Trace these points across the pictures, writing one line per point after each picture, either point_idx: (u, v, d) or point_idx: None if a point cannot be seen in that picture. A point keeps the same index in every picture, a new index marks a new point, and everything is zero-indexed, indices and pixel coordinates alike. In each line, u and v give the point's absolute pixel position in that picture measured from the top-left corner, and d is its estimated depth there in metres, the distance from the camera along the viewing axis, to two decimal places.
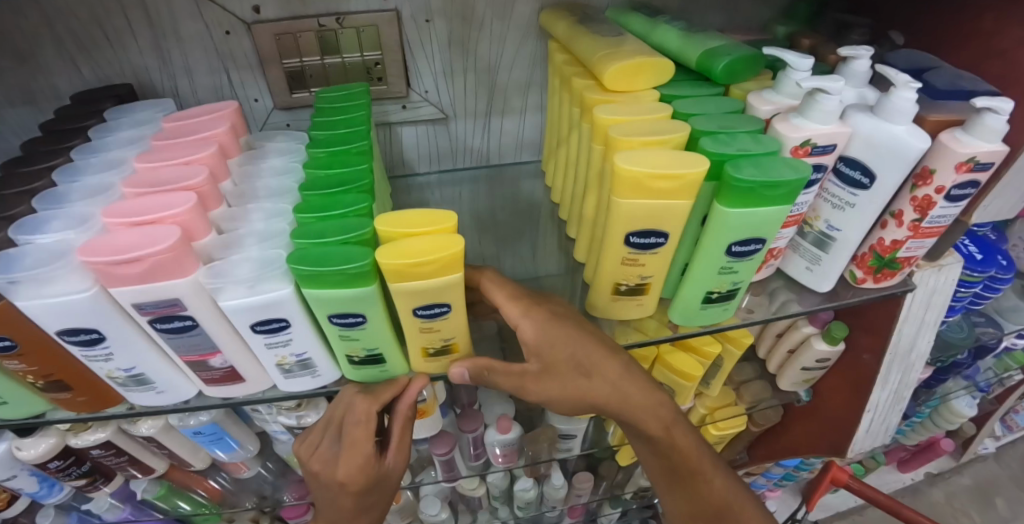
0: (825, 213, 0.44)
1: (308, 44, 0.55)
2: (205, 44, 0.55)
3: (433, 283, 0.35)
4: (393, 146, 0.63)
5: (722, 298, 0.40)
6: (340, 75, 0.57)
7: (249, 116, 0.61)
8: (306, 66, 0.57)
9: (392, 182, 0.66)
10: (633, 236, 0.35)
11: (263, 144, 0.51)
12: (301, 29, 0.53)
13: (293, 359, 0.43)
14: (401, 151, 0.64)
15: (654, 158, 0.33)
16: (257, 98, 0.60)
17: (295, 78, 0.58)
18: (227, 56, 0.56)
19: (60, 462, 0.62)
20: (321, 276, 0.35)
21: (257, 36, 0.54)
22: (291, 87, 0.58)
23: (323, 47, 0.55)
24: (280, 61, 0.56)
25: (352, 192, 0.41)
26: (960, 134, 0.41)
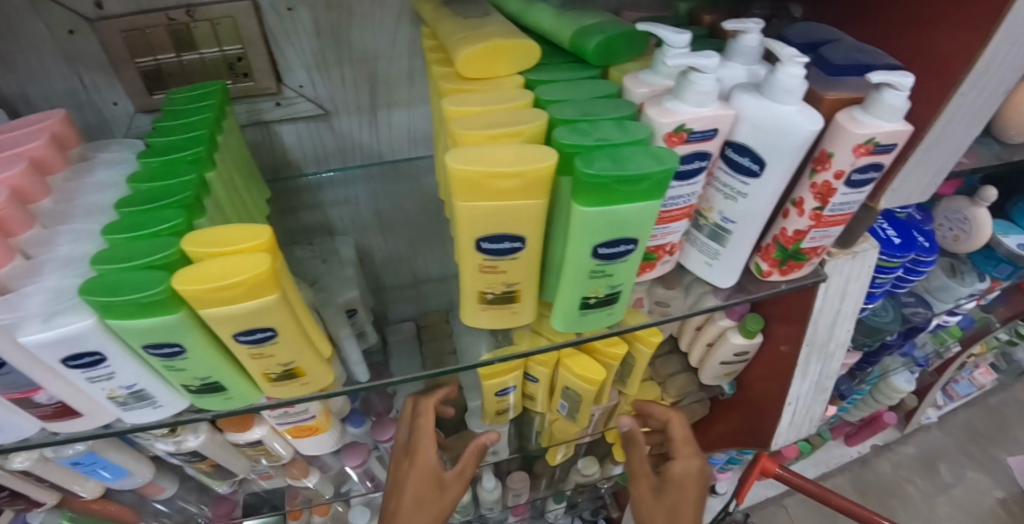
0: (717, 203, 0.40)
1: (160, 40, 0.48)
2: (45, 46, 0.46)
3: (247, 306, 0.30)
4: (274, 146, 0.57)
5: (602, 302, 0.37)
6: (201, 73, 0.51)
7: (111, 121, 0.53)
8: (162, 64, 0.49)
9: (278, 185, 0.60)
10: (484, 242, 0.31)
11: (96, 155, 0.45)
12: (151, 24, 0.46)
13: (125, 392, 0.38)
14: (284, 151, 0.58)
15: (494, 154, 0.29)
16: (115, 102, 0.52)
17: (152, 79, 0.50)
18: (76, 60, 0.48)
19: None
20: (111, 307, 0.30)
21: (102, 34, 0.46)
22: (150, 89, 0.51)
23: (177, 43, 0.48)
24: (132, 61, 0.49)
25: (174, 205, 0.36)
26: (858, 114, 0.37)
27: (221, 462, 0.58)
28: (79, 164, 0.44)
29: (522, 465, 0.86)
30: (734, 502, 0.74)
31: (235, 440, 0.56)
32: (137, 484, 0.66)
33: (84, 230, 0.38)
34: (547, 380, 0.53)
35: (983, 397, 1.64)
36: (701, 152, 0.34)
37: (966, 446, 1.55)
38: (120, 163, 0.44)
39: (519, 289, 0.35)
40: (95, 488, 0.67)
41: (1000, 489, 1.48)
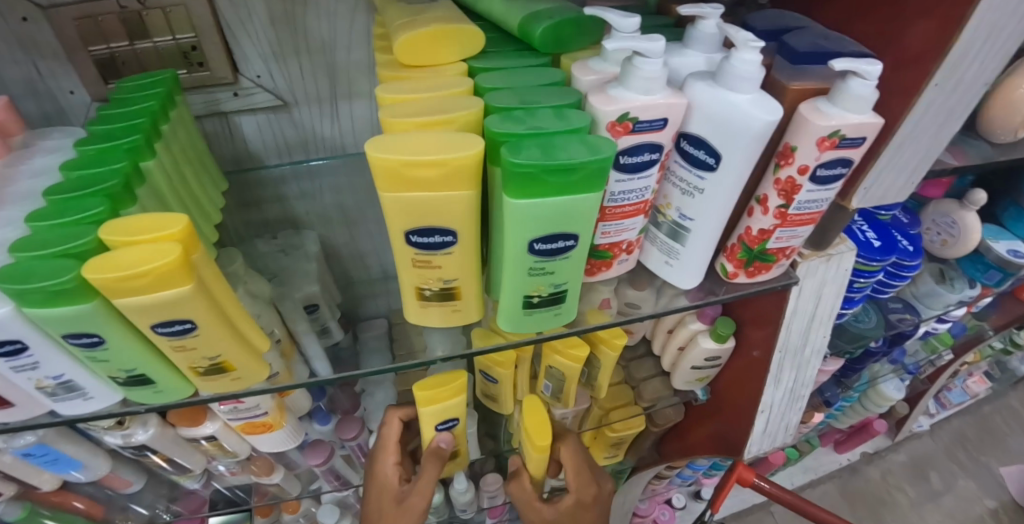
0: (675, 199, 0.38)
1: (114, 29, 0.46)
2: None
3: (158, 296, 0.28)
4: (234, 138, 0.56)
5: (547, 301, 0.35)
6: (157, 62, 0.49)
7: (68, 110, 0.52)
8: (117, 53, 0.47)
9: (238, 178, 0.58)
10: (413, 235, 0.29)
11: (37, 142, 0.43)
12: (101, 12, 0.44)
13: (53, 382, 0.37)
14: (244, 142, 0.56)
15: (418, 141, 0.27)
16: (73, 90, 0.50)
17: (107, 67, 0.48)
18: (30, 46, 0.46)
19: None
20: (19, 295, 0.28)
21: (57, 23, 0.44)
22: (104, 78, 0.49)
23: (130, 32, 0.46)
24: (84, 48, 0.46)
25: (100, 195, 0.34)
26: (822, 105, 0.35)
27: (174, 457, 0.57)
28: (20, 153, 0.42)
29: (495, 466, 0.84)
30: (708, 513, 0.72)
31: (186, 435, 0.54)
32: (96, 477, 0.65)
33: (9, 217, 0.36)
34: (507, 381, 0.51)
35: (976, 405, 1.62)
36: (652, 142, 0.33)
37: (957, 455, 1.53)
38: (58, 150, 0.42)
39: (459, 285, 0.33)
40: (53, 480, 0.66)
41: (990, 498, 1.45)
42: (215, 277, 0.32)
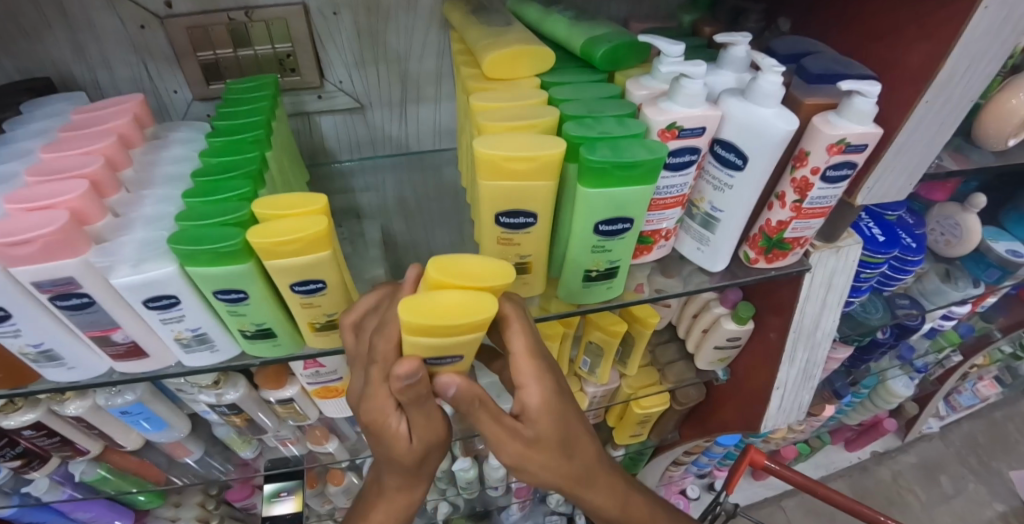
0: (708, 194, 0.45)
1: (220, 37, 0.54)
2: (120, 38, 0.54)
3: (303, 260, 0.35)
4: (313, 136, 0.64)
5: (603, 276, 0.42)
6: (254, 66, 0.57)
7: (169, 107, 0.60)
8: (220, 59, 0.56)
9: (314, 170, 0.66)
10: (502, 216, 0.37)
11: (168, 134, 0.52)
12: (211, 23, 0.52)
13: (189, 334, 0.43)
14: (322, 139, 0.64)
15: (513, 141, 0.34)
16: (175, 89, 0.59)
17: (210, 70, 0.57)
18: (144, 49, 0.55)
19: None
20: (194, 255, 0.35)
21: (170, 30, 0.53)
22: (207, 79, 0.58)
23: (234, 40, 0.54)
24: (194, 54, 0.55)
25: (239, 176, 0.42)
26: (832, 117, 0.42)
27: (254, 418, 0.65)
28: (152, 141, 0.51)
29: None
30: (725, 492, 0.78)
31: (268, 398, 0.62)
32: (173, 439, 0.72)
33: (161, 195, 0.44)
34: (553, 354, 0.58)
35: (986, 411, 1.65)
36: (691, 146, 0.40)
37: (966, 458, 1.57)
38: (192, 142, 0.51)
39: (531, 260, 0.41)
40: (136, 439, 0.73)
41: (998, 501, 1.49)
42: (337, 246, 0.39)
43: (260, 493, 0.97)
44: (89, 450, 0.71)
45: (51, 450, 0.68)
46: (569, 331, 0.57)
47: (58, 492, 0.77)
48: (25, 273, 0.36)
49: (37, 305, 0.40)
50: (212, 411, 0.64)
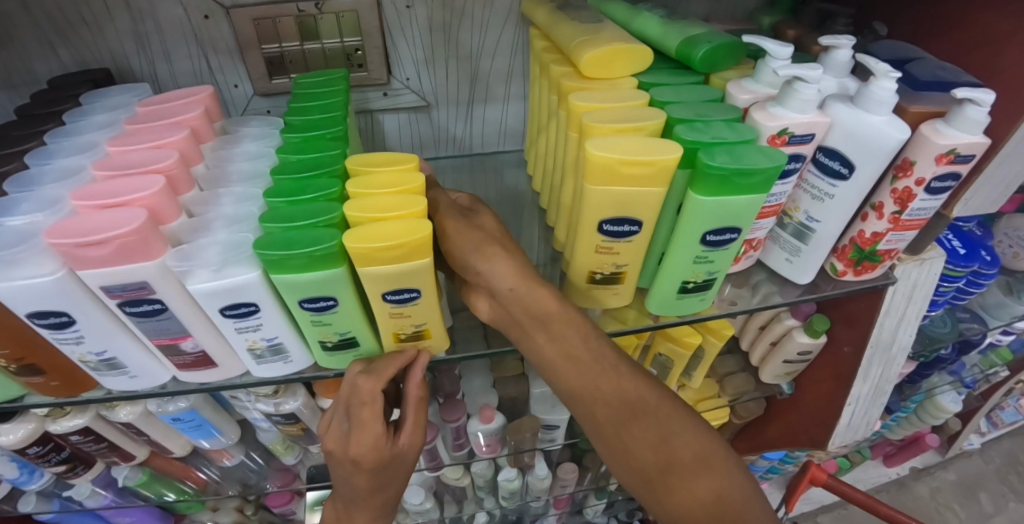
0: (804, 204, 0.43)
1: (288, 30, 0.53)
2: (183, 29, 0.53)
3: (401, 267, 0.34)
4: (374, 134, 0.63)
5: (699, 288, 0.40)
6: (321, 61, 0.55)
7: (228, 102, 0.60)
8: (286, 52, 0.55)
9: None
10: (606, 224, 0.35)
11: (238, 129, 0.51)
12: (280, 14, 0.51)
13: (264, 344, 0.41)
14: (382, 137, 0.63)
15: (627, 144, 0.33)
16: (236, 83, 0.58)
17: (274, 64, 0.56)
18: (206, 41, 0.54)
19: (39, 449, 0.60)
20: (286, 259, 0.33)
21: (236, 21, 0.52)
22: (270, 73, 0.56)
23: (302, 33, 0.53)
24: (258, 47, 0.54)
25: (323, 176, 0.40)
26: (940, 126, 0.39)
27: (309, 427, 0.63)
28: (222, 136, 0.50)
29: (571, 456, 0.89)
30: (785, 508, 0.76)
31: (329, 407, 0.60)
32: (222, 446, 0.71)
33: (236, 190, 0.43)
34: None
35: None
36: (797, 154, 0.38)
37: (1007, 476, 1.52)
38: (263, 136, 0.49)
39: (625, 271, 0.39)
40: (184, 446, 0.72)
41: None
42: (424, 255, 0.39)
43: (298, 500, 0.96)
44: (135, 456, 0.70)
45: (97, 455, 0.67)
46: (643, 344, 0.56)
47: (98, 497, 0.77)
48: (94, 276, 0.35)
49: (103, 310, 0.39)
50: (265, 419, 0.62)
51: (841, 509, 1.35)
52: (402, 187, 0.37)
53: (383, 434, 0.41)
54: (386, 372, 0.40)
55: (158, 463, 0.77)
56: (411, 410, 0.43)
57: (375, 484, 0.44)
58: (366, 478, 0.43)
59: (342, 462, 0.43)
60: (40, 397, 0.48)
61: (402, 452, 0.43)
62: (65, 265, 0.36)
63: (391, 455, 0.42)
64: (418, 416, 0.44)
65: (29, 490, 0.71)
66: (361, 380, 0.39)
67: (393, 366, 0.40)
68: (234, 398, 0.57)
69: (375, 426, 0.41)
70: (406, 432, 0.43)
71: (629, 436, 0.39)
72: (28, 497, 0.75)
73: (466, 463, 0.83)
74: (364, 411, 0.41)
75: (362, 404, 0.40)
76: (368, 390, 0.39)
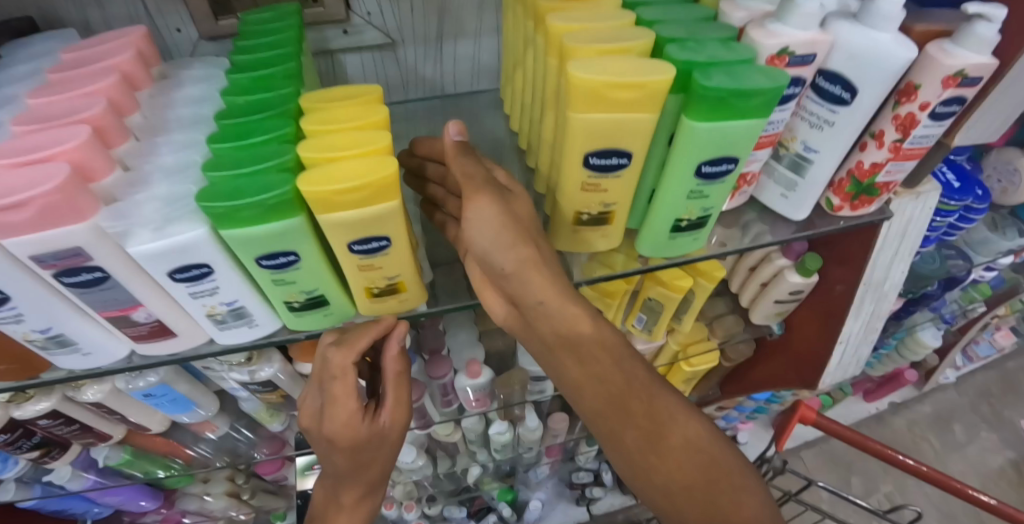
0: (801, 133, 0.40)
1: None
2: None
3: (366, 213, 0.31)
4: (337, 77, 0.58)
5: (692, 226, 0.37)
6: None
7: (170, 48, 0.54)
8: None
9: None
10: (593, 158, 0.32)
11: (179, 74, 0.46)
12: None
13: (224, 309, 0.38)
14: (346, 82, 0.58)
15: (614, 65, 0.29)
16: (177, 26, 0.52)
17: (219, 2, 0.52)
18: None
19: (7, 437, 0.57)
20: (236, 211, 0.29)
21: None
22: (216, 13, 0.52)
23: None
24: None
25: (274, 117, 0.36)
26: (948, 46, 0.36)
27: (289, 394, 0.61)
28: (162, 83, 0.45)
29: (561, 407, 0.89)
30: (774, 449, 0.76)
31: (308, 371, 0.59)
32: (202, 419, 0.69)
33: (179, 140, 0.39)
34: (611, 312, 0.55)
35: (999, 361, 1.66)
36: (798, 77, 0.35)
37: (979, 407, 1.59)
38: (207, 80, 0.44)
39: (614, 211, 0.36)
40: (162, 421, 0.70)
41: (1011, 450, 1.51)
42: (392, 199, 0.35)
43: (289, 467, 0.96)
44: (113, 435, 0.68)
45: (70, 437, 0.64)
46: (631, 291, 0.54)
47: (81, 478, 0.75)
48: (19, 245, 0.31)
49: (38, 282, 0.35)
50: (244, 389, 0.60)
51: (823, 445, 1.40)
52: (363, 123, 0.33)
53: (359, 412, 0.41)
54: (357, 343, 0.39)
55: (139, 439, 0.75)
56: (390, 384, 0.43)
57: (356, 464, 0.44)
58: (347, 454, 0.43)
59: (318, 439, 0.43)
60: None
61: (383, 430, 0.42)
62: None
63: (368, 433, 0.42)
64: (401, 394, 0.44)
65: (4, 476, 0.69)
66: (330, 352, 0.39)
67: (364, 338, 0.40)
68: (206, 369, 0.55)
69: (348, 400, 0.41)
70: (385, 408, 0.42)
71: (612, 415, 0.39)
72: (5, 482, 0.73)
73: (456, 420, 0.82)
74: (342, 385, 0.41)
75: (333, 378, 0.40)
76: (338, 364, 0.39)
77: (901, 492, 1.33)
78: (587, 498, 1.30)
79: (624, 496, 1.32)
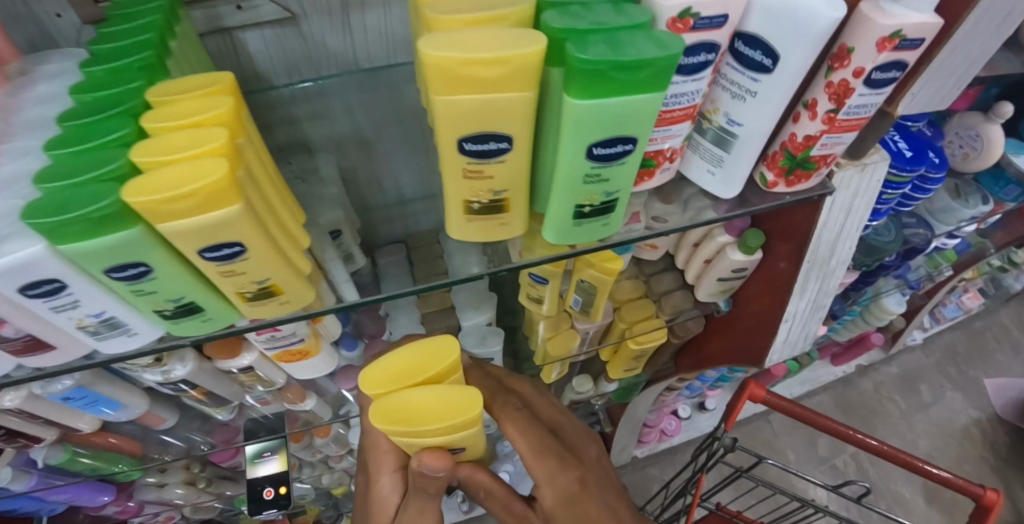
0: (723, 104, 0.36)
1: None
2: None
3: (202, 221, 0.27)
4: (237, 57, 0.50)
5: (597, 212, 0.34)
6: None
7: None
8: None
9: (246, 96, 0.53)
10: (466, 143, 0.28)
11: (36, 67, 0.40)
12: None
13: (95, 321, 0.35)
14: (250, 62, 0.51)
15: (471, 38, 0.25)
16: None
17: None
18: None
19: None
20: (58, 228, 0.26)
21: None
22: None
23: None
24: None
25: (120, 115, 0.32)
26: (885, 3, 0.32)
27: (211, 390, 0.59)
28: (19, 79, 0.40)
29: None
30: (723, 427, 0.75)
31: (224, 367, 0.55)
32: (134, 415, 0.67)
33: (36, 119, 0.36)
34: (552, 283, 0.53)
35: (967, 321, 1.68)
36: (709, 43, 0.31)
37: (945, 367, 1.61)
38: (60, 76, 0.38)
39: (508, 197, 0.32)
40: (93, 421, 0.68)
41: (973, 408, 1.55)
42: (257, 197, 0.30)
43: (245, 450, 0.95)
44: (45, 437, 0.65)
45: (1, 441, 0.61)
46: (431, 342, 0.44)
47: (24, 478, 0.71)
48: None
49: None
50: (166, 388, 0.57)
51: None
52: (196, 119, 0.29)
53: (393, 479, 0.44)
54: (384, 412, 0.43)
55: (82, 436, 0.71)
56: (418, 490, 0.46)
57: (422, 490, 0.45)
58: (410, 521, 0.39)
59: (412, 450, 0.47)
60: None
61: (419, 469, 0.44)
62: None
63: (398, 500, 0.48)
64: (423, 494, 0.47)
65: None
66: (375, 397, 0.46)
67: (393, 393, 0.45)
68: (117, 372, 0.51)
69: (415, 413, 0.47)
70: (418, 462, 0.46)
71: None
72: None
73: None
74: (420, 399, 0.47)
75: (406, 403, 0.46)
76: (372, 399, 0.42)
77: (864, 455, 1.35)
78: None
79: None
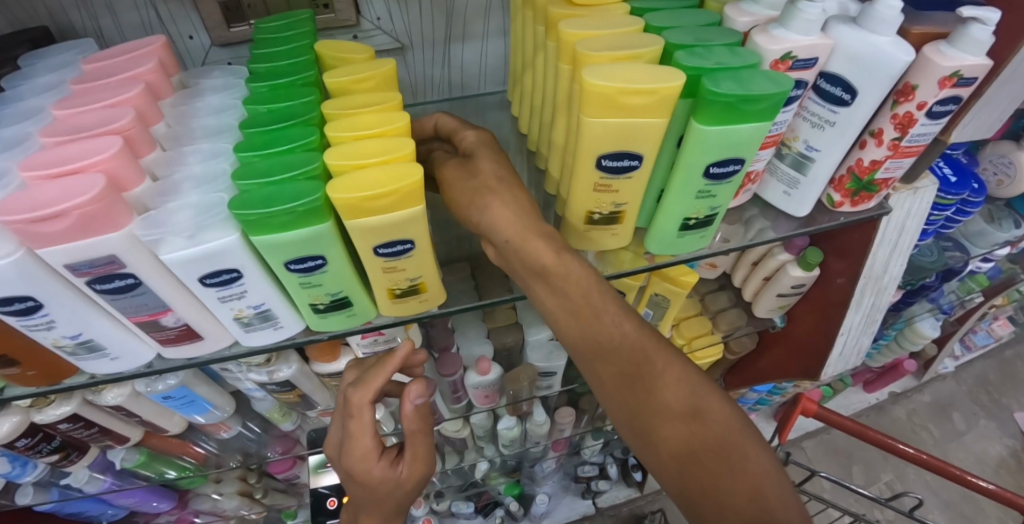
0: (803, 132, 0.42)
1: None
2: None
3: (392, 217, 0.33)
4: None
5: (700, 224, 0.39)
6: None
7: (185, 55, 0.55)
8: None
9: None
10: (605, 160, 0.34)
11: (197, 82, 0.48)
12: None
13: (251, 312, 0.39)
14: None
15: (624, 72, 0.31)
16: (191, 35, 0.54)
17: (231, 9, 0.53)
18: None
19: (27, 441, 0.52)
20: (268, 218, 0.32)
21: None
22: (228, 20, 0.53)
23: None
24: None
25: (297, 125, 0.38)
26: (944, 48, 0.37)
27: (306, 392, 0.62)
28: (181, 90, 0.47)
29: (569, 401, 0.85)
30: (778, 440, 0.76)
31: (322, 370, 0.59)
32: (216, 419, 0.65)
33: (212, 124, 0.43)
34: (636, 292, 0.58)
35: (997, 351, 1.68)
36: (799, 81, 0.38)
37: (978, 396, 1.61)
38: (227, 88, 0.47)
39: (625, 209, 0.38)
40: (179, 422, 0.66)
41: (1009, 438, 1.53)
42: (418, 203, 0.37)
43: (301, 464, 0.88)
44: (130, 437, 0.63)
45: (89, 441, 0.59)
46: (403, 351, 0.46)
47: (98, 482, 0.67)
48: (55, 254, 0.32)
49: (66, 286, 0.35)
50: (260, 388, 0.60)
51: (824, 435, 1.40)
52: (379, 131, 0.36)
53: (375, 448, 0.46)
54: (373, 384, 0.45)
55: (154, 441, 0.68)
56: (415, 445, 0.48)
57: (408, 475, 0.48)
58: (379, 461, 0.46)
59: (369, 468, 0.46)
60: (21, 388, 0.44)
61: (394, 474, 0.47)
62: (23, 244, 0.32)
63: (385, 479, 0.47)
64: (420, 450, 0.48)
65: (22, 483, 0.62)
66: (352, 392, 0.46)
67: (377, 379, 0.46)
68: (225, 370, 0.55)
69: (362, 439, 0.45)
70: (403, 463, 0.47)
71: (620, 379, 0.39)
72: (22, 490, 0.65)
73: (465, 416, 0.79)
74: (359, 418, 0.46)
75: (351, 416, 0.46)
76: (357, 400, 0.45)
77: (902, 481, 1.33)
78: (592, 491, 1.21)
79: (629, 489, 1.24)
